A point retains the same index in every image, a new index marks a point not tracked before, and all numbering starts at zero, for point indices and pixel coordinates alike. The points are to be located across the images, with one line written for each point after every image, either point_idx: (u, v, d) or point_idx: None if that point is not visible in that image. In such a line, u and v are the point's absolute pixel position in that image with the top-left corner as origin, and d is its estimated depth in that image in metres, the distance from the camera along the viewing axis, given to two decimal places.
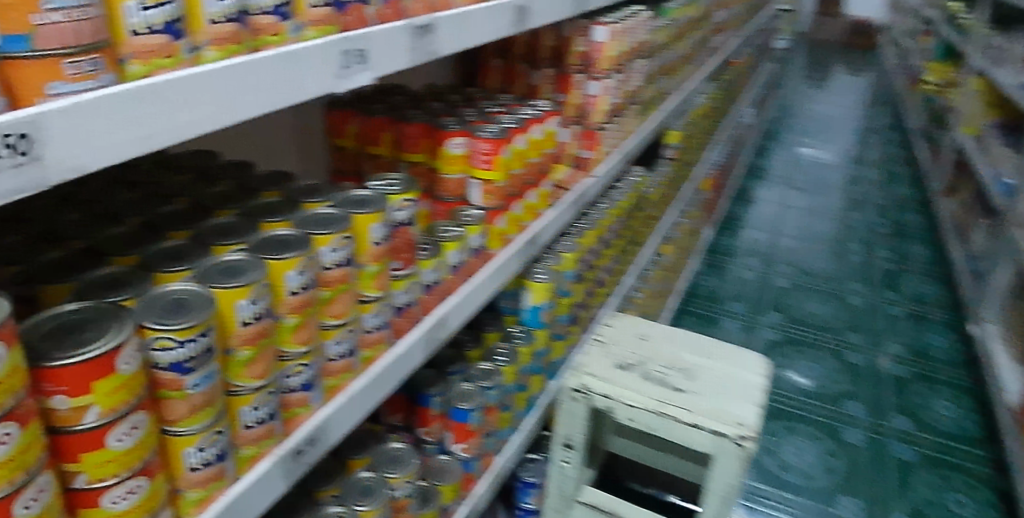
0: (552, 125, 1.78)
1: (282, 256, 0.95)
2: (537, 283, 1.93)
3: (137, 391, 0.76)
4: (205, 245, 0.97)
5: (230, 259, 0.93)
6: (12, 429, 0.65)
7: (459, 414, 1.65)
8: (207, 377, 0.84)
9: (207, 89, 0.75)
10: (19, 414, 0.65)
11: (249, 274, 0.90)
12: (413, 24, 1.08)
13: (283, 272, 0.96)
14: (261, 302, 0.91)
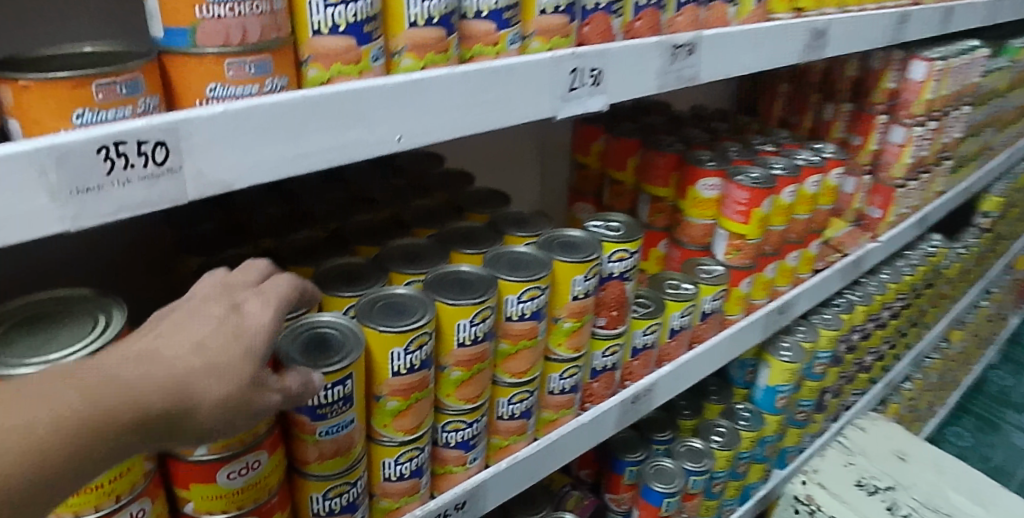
0: (834, 177, 1.40)
1: (455, 301, 0.80)
2: (778, 361, 1.50)
3: (257, 430, 0.67)
4: (383, 270, 0.87)
5: (399, 295, 0.81)
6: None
7: (650, 493, 1.26)
8: (343, 424, 0.74)
9: (392, 104, 0.63)
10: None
11: (413, 318, 0.77)
12: (668, 43, 0.87)
13: (455, 320, 0.81)
14: (421, 351, 0.77)
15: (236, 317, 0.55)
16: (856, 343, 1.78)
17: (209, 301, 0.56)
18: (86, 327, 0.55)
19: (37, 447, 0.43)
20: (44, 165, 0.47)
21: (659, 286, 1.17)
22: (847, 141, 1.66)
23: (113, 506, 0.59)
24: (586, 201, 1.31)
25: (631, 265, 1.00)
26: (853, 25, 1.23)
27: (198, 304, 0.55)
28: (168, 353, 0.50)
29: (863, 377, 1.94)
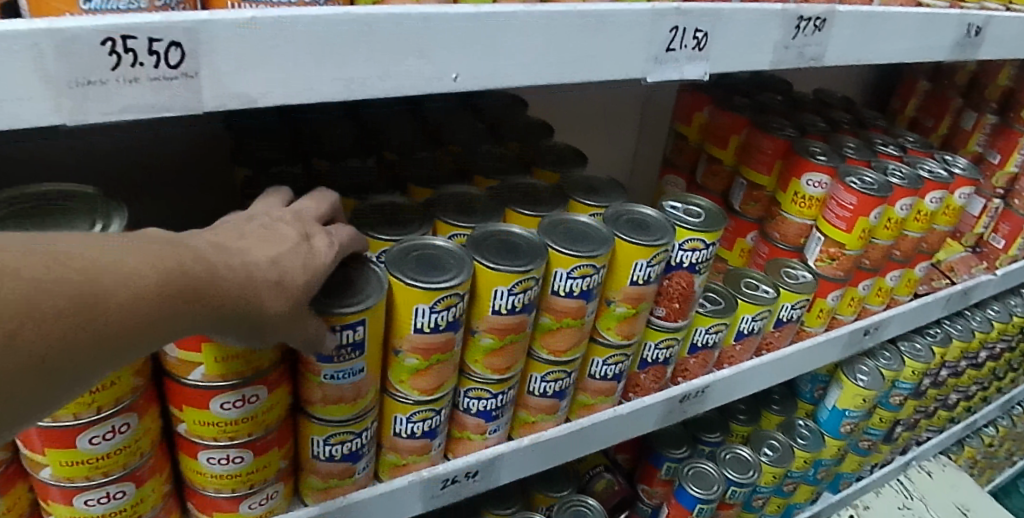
0: (960, 197, 1.22)
1: (496, 266, 0.69)
2: (852, 384, 1.33)
3: (260, 365, 0.60)
4: (428, 218, 0.76)
5: (435, 246, 0.71)
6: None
7: (683, 495, 1.15)
8: (351, 371, 0.66)
9: (453, 38, 0.55)
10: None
11: (446, 275, 0.67)
12: (794, 13, 0.74)
13: (490, 286, 0.70)
14: (450, 312, 0.68)
15: (309, 247, 0.55)
16: (944, 379, 1.60)
17: (285, 222, 0.56)
18: (74, 229, 0.52)
19: (140, 295, 0.42)
20: (40, 49, 0.43)
21: (735, 283, 1.03)
22: (984, 158, 1.45)
23: (94, 417, 0.55)
24: (677, 174, 1.17)
25: (705, 257, 0.85)
26: (1020, 25, 1.04)
27: (273, 222, 0.55)
28: (249, 256, 0.50)
29: (944, 415, 1.75)
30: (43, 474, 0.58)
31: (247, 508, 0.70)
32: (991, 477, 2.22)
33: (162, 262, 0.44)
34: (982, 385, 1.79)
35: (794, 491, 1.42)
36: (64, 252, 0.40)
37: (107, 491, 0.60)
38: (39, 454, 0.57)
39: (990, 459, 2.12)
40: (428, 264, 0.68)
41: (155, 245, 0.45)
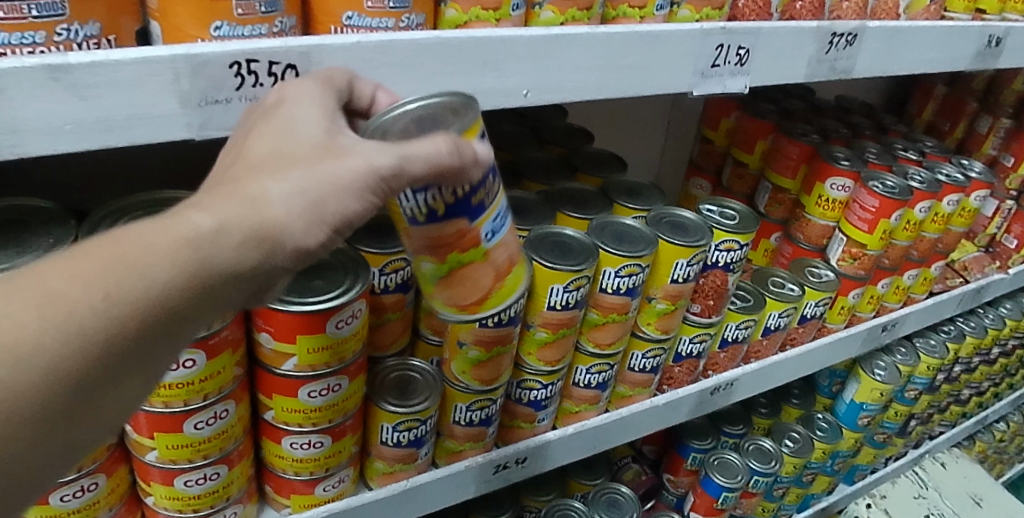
0: (977, 199, 1.28)
1: (553, 265, 0.74)
2: (869, 378, 1.39)
3: (345, 356, 0.66)
4: None
5: None
6: (198, 356, 0.58)
7: (709, 484, 1.20)
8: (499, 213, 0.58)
9: (529, 58, 0.61)
10: (210, 344, 0.58)
11: None
12: (829, 29, 0.79)
13: (549, 283, 0.75)
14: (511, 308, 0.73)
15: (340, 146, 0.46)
16: (957, 375, 1.65)
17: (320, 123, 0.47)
18: None
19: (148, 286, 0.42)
20: (178, 72, 0.48)
21: (762, 281, 1.08)
22: (999, 161, 1.49)
23: (200, 403, 0.61)
24: (703, 177, 1.22)
25: (739, 257, 0.91)
26: None
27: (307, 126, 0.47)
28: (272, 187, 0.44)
29: (956, 410, 1.80)
30: (150, 458, 0.64)
31: (321, 490, 0.76)
32: (1001, 472, 2.27)
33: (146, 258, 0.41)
34: (993, 381, 1.84)
35: (813, 481, 1.48)
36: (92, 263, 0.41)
37: (204, 472, 0.66)
38: (147, 437, 0.62)
39: (1000, 453, 2.17)
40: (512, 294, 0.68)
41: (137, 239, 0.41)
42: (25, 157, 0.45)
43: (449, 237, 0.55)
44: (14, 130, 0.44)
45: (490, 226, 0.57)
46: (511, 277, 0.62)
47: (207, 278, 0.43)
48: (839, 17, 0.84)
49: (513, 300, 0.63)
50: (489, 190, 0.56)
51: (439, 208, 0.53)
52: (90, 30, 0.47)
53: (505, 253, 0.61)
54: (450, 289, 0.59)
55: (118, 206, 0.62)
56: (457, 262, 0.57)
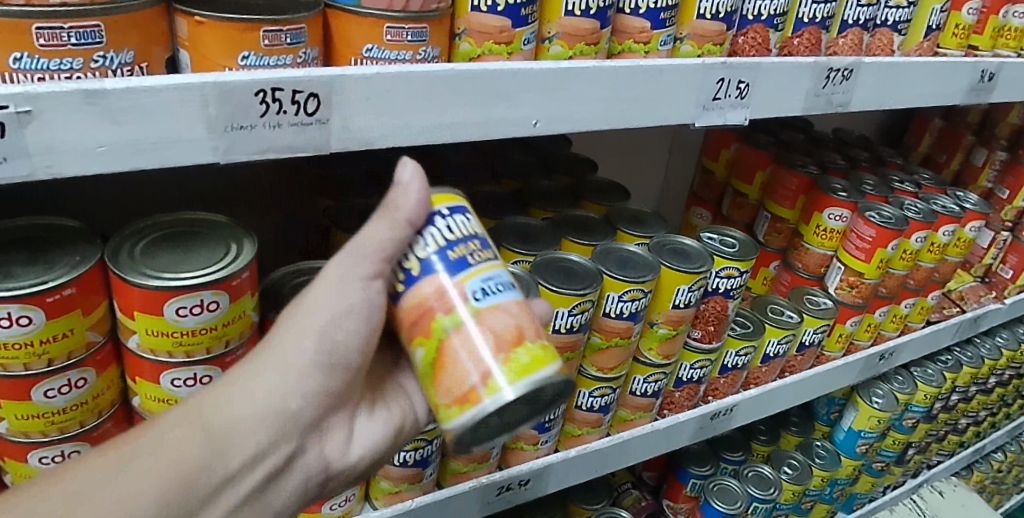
0: (971, 230, 1.31)
1: (559, 289, 0.76)
2: (867, 406, 1.40)
3: None
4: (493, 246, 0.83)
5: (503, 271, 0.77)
6: (222, 298, 0.60)
7: (708, 509, 1.20)
8: (495, 285, 0.57)
9: (539, 90, 0.63)
10: (233, 286, 0.61)
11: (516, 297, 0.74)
12: (826, 64, 0.83)
13: (555, 305, 0.77)
14: None
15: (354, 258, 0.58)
16: (954, 404, 1.66)
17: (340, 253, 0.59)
18: (215, 255, 0.62)
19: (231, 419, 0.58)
20: (207, 98, 0.50)
21: (761, 308, 1.10)
22: (994, 193, 1.54)
23: None
24: (704, 207, 1.24)
25: (739, 284, 0.93)
26: None
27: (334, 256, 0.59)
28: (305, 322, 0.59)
29: (953, 440, 1.81)
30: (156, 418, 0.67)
31: (327, 508, 0.79)
32: (999, 503, 2.27)
33: (181, 442, 0.55)
34: (990, 410, 1.85)
35: (812, 509, 1.49)
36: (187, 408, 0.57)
37: None
38: None
39: (998, 484, 2.17)
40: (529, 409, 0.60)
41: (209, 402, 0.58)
42: (59, 177, 0.47)
43: (428, 300, 0.57)
44: (51, 151, 0.46)
45: (479, 286, 0.57)
46: (527, 350, 0.56)
47: (233, 454, 0.57)
48: (836, 53, 0.88)
49: (529, 381, 0.55)
50: (477, 251, 0.58)
51: (414, 267, 0.57)
52: (125, 58, 0.50)
53: (509, 323, 0.57)
54: (445, 374, 0.56)
55: (146, 223, 0.65)
56: (440, 329, 0.56)
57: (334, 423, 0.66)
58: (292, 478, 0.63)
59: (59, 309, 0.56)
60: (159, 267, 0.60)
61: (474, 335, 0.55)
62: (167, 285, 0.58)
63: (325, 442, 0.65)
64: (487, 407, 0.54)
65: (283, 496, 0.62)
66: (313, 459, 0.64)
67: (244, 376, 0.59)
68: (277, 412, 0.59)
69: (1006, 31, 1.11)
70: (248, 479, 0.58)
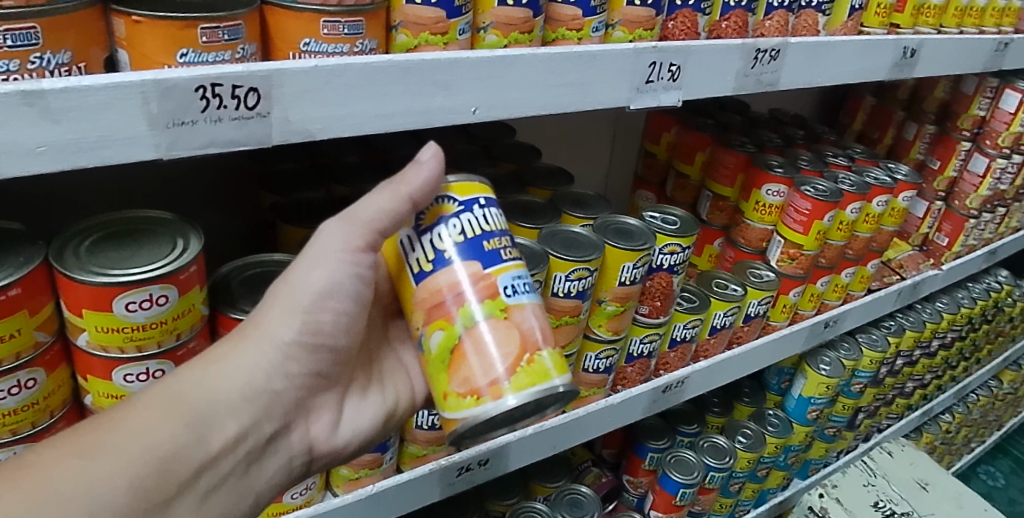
0: (904, 200, 1.37)
1: None
2: (815, 373, 1.47)
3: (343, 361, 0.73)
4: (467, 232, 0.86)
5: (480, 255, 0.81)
6: (171, 292, 0.62)
7: (667, 481, 1.24)
8: (522, 283, 0.63)
9: (476, 78, 0.65)
10: (181, 279, 0.62)
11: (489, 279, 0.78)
12: (755, 45, 0.87)
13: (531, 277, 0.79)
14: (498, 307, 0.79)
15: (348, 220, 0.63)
16: (900, 368, 1.74)
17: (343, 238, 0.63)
18: (164, 250, 0.63)
19: (212, 399, 0.61)
20: (147, 96, 0.51)
21: (707, 283, 1.14)
22: (926, 164, 1.61)
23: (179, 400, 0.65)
24: (648, 189, 1.28)
25: (682, 259, 0.97)
26: (950, 46, 1.19)
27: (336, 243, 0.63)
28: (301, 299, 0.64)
29: (901, 403, 1.90)
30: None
31: (290, 499, 0.81)
32: (950, 462, 2.38)
33: (158, 426, 0.57)
34: (935, 373, 1.94)
35: (768, 477, 1.56)
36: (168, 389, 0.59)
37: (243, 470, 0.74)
38: None
39: (947, 444, 2.28)
40: (529, 411, 0.64)
41: (186, 383, 0.60)
42: (2, 179, 0.48)
43: (448, 290, 0.61)
44: None
45: (508, 283, 0.62)
46: (535, 361, 0.60)
47: (214, 434, 0.60)
48: (763, 34, 0.92)
49: (534, 390, 0.59)
50: (509, 247, 0.64)
51: (443, 250, 0.62)
52: (62, 58, 0.51)
53: (534, 324, 0.62)
54: (453, 368, 0.61)
55: (91, 222, 0.66)
56: (462, 324, 0.61)
57: (317, 405, 0.71)
58: (274, 459, 0.67)
59: (4, 309, 0.57)
60: (106, 264, 0.61)
61: (496, 333, 0.60)
62: (115, 281, 0.59)
63: (310, 424, 0.70)
64: (491, 409, 0.59)
65: (265, 478, 0.66)
66: (295, 441, 0.69)
67: (224, 360, 0.63)
68: (260, 392, 0.64)
69: (926, 8, 1.16)
70: (226, 461, 0.61)
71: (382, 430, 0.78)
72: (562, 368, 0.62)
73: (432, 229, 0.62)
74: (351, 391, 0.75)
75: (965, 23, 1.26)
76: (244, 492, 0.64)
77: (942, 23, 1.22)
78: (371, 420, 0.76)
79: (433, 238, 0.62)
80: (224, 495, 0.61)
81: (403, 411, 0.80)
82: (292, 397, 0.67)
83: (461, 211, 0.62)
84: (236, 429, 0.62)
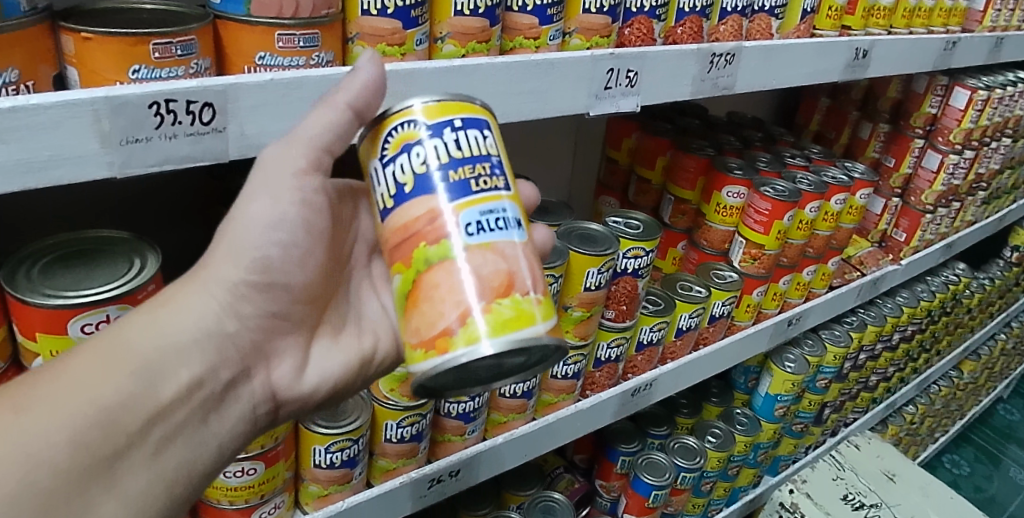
0: (862, 197, 1.41)
1: None
2: (782, 371, 1.49)
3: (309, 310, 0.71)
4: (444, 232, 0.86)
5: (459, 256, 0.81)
6: (129, 313, 0.60)
7: (639, 484, 1.25)
8: (490, 221, 0.57)
9: (433, 86, 0.66)
10: (139, 299, 0.61)
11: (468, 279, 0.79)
12: (710, 49, 0.88)
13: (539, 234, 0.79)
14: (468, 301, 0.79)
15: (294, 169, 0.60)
16: (863, 362, 1.78)
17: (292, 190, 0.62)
18: (119, 269, 0.62)
19: (162, 344, 0.58)
20: (98, 113, 0.50)
21: (672, 286, 1.16)
22: (881, 162, 1.65)
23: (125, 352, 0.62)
24: (611, 195, 1.29)
25: (646, 263, 0.98)
26: (900, 45, 1.22)
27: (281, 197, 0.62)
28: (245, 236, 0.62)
29: (866, 396, 1.94)
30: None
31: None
32: (916, 453, 2.44)
33: (101, 376, 0.54)
34: (898, 366, 1.99)
35: (739, 475, 1.58)
36: (117, 335, 0.57)
37: (244, 466, 0.76)
38: None
39: (912, 436, 2.33)
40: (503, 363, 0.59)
41: (133, 328, 0.57)
42: None
43: (409, 227, 0.57)
44: None
45: (475, 219, 0.56)
46: (514, 304, 0.56)
47: (165, 383, 0.57)
48: (718, 39, 0.93)
49: (510, 337, 0.55)
50: (484, 177, 0.57)
51: (405, 185, 0.57)
52: (9, 77, 0.50)
53: (497, 267, 0.56)
54: (421, 310, 0.56)
55: (44, 245, 0.64)
56: (420, 266, 0.56)
57: (279, 348, 0.69)
58: (235, 407, 0.64)
59: None
60: (60, 286, 0.59)
61: (455, 277, 0.55)
62: (71, 302, 0.57)
63: (271, 369, 0.68)
64: (442, 363, 0.55)
65: (227, 427, 0.64)
66: (256, 388, 0.66)
67: (172, 302, 0.60)
68: (212, 335, 0.62)
69: (877, 9, 1.19)
70: (180, 410, 0.58)
71: (355, 376, 0.75)
72: (529, 317, 0.56)
73: (397, 159, 0.58)
74: (319, 336, 0.73)
75: (914, 23, 1.30)
76: (203, 443, 0.61)
77: (892, 25, 1.26)
78: (342, 365, 0.74)
79: (395, 172, 0.58)
80: (182, 446, 0.59)
81: (380, 359, 0.77)
82: (248, 340, 0.65)
83: (427, 136, 0.57)
84: (188, 375, 0.59)
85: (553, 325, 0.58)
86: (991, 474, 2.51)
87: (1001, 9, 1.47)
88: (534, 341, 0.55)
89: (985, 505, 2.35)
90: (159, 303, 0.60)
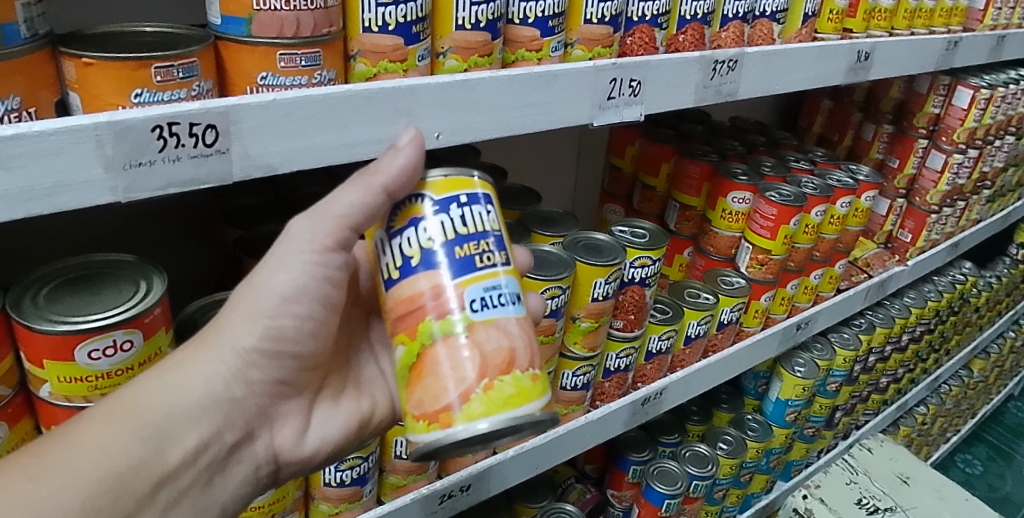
0: (868, 200, 1.40)
1: (536, 275, 0.83)
2: (792, 375, 1.49)
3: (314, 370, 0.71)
4: (527, 232, 0.94)
5: (539, 251, 0.89)
6: (136, 337, 0.60)
7: (651, 493, 1.24)
8: (494, 297, 0.58)
9: (438, 104, 0.65)
10: (146, 323, 0.60)
11: (553, 271, 0.85)
12: (712, 57, 0.88)
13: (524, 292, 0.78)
14: (551, 301, 0.86)
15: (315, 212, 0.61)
16: (873, 364, 1.77)
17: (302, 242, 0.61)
18: (125, 292, 0.62)
19: (168, 409, 0.58)
20: (101, 138, 0.50)
21: (679, 293, 1.15)
22: (886, 163, 1.65)
23: None
24: (615, 202, 1.29)
25: (653, 272, 0.97)
26: (902, 47, 1.22)
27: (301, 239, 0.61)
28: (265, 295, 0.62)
29: (877, 398, 1.93)
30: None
31: None
32: (928, 453, 2.42)
33: (113, 440, 0.55)
34: (908, 367, 1.97)
35: (751, 481, 1.57)
36: (126, 397, 0.57)
37: None
38: None
39: (924, 436, 2.31)
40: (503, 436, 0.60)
41: (141, 392, 0.58)
42: None
43: (413, 300, 0.57)
44: None
45: (479, 295, 0.57)
46: (514, 381, 0.56)
47: (172, 448, 0.58)
48: (720, 46, 0.93)
49: (507, 416, 0.55)
50: (486, 253, 0.58)
51: (411, 258, 0.58)
52: (11, 104, 0.49)
53: (500, 344, 0.57)
54: (424, 384, 0.57)
55: (48, 270, 0.64)
56: (423, 340, 0.57)
57: (282, 412, 0.69)
58: (239, 469, 0.65)
59: None
60: (65, 311, 0.59)
61: (457, 353, 0.56)
62: (78, 328, 0.57)
63: (274, 432, 0.68)
64: (443, 437, 0.56)
65: (230, 488, 0.64)
66: (260, 449, 0.67)
67: (182, 366, 0.60)
68: (220, 400, 0.62)
69: (878, 12, 1.19)
70: (187, 473, 0.59)
71: (353, 441, 0.76)
72: (530, 392, 0.57)
73: (403, 231, 0.58)
74: (321, 398, 0.73)
75: (916, 24, 1.29)
76: (207, 504, 0.62)
77: (894, 26, 1.25)
78: (342, 427, 0.74)
79: (400, 245, 0.58)
80: (187, 508, 0.60)
81: (380, 422, 0.78)
82: (253, 404, 0.65)
83: (433, 211, 0.58)
84: (194, 440, 0.60)
85: (549, 400, 0.58)
86: (1004, 471, 2.49)
87: (1002, 7, 1.47)
88: (531, 419, 0.56)
89: (999, 504, 2.33)
90: (168, 366, 0.60)
